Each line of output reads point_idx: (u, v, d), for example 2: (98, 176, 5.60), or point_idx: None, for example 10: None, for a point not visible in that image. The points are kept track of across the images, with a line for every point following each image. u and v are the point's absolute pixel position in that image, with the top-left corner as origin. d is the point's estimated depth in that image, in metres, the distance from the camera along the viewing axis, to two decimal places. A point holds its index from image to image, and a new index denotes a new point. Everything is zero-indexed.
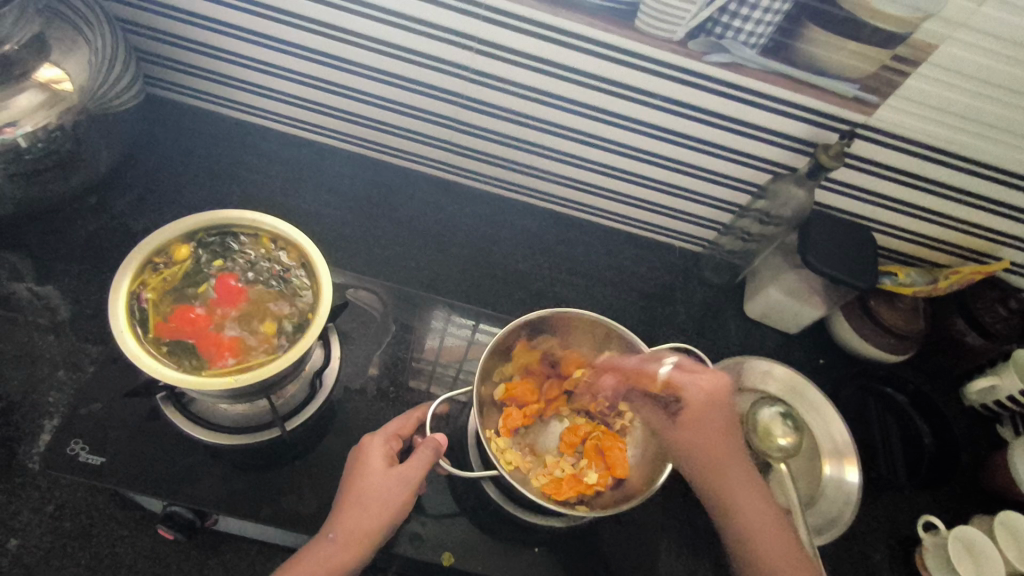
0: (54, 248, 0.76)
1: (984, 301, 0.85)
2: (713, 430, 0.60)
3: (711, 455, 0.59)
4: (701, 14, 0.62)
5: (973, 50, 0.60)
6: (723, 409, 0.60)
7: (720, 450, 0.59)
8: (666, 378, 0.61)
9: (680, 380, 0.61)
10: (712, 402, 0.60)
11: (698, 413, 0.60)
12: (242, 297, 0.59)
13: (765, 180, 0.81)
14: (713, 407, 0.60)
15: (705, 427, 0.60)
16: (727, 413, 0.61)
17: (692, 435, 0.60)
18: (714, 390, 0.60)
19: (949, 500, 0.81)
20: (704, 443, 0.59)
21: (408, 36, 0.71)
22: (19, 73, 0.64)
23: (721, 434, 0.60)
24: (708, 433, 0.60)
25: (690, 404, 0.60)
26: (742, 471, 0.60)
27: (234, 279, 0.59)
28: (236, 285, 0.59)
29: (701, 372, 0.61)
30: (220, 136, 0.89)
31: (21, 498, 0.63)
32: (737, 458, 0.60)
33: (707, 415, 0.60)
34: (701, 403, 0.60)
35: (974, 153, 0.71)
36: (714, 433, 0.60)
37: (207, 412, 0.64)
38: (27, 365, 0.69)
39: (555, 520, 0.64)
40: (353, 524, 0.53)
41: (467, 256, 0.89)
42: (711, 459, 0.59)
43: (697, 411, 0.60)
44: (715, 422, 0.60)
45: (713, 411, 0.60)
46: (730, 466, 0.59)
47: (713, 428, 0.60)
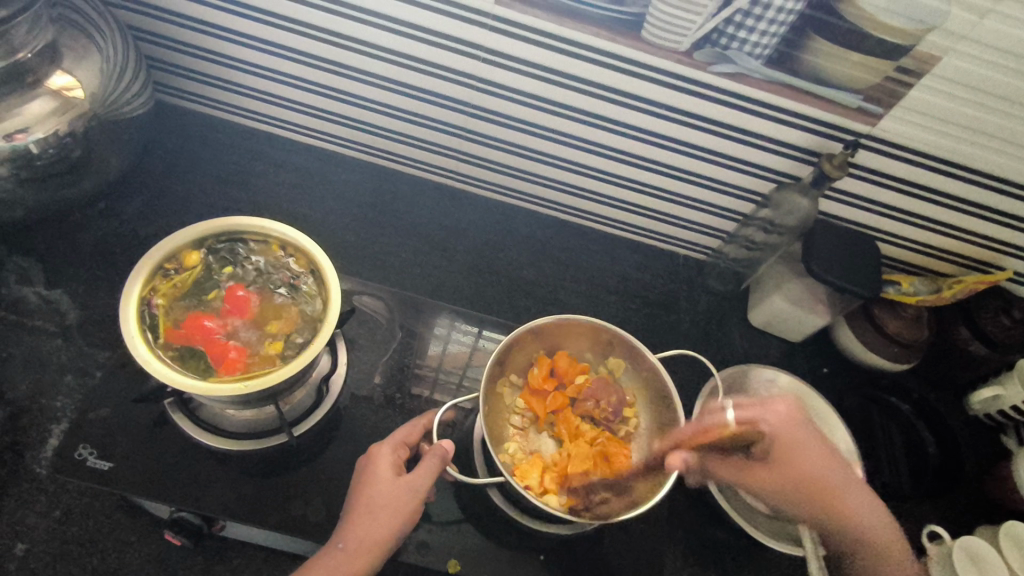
0: (62, 253, 0.77)
1: (987, 311, 0.85)
2: (810, 457, 0.56)
3: (819, 482, 0.56)
4: (707, 25, 0.62)
5: (976, 62, 0.61)
6: (807, 432, 0.57)
7: (824, 472, 0.56)
8: (738, 424, 0.55)
9: (754, 418, 0.56)
10: (794, 430, 0.56)
11: (791, 446, 0.55)
12: (251, 307, 0.59)
13: (769, 189, 0.82)
14: (798, 432, 0.56)
15: (805, 458, 0.56)
16: (811, 433, 0.57)
17: (794, 471, 0.55)
18: (790, 415, 0.56)
19: (954, 509, 0.81)
20: (807, 475, 0.56)
21: (416, 45, 0.72)
22: (32, 80, 0.64)
23: (822, 458, 0.56)
24: (807, 460, 0.56)
25: (781, 441, 0.55)
26: (843, 480, 0.58)
27: (243, 289, 0.60)
28: (245, 295, 0.59)
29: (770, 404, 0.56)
30: (228, 143, 0.90)
31: (28, 502, 0.63)
32: (837, 473, 0.57)
33: (798, 442, 0.56)
34: (789, 433, 0.56)
35: (977, 163, 0.72)
36: (813, 460, 0.56)
37: (214, 417, 0.64)
38: (34, 369, 0.69)
39: (559, 526, 0.64)
40: (361, 531, 0.53)
41: (472, 262, 0.89)
42: (821, 493, 0.56)
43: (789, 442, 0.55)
44: (808, 449, 0.56)
45: (800, 437, 0.56)
46: (838, 483, 0.57)
47: (808, 453, 0.56)
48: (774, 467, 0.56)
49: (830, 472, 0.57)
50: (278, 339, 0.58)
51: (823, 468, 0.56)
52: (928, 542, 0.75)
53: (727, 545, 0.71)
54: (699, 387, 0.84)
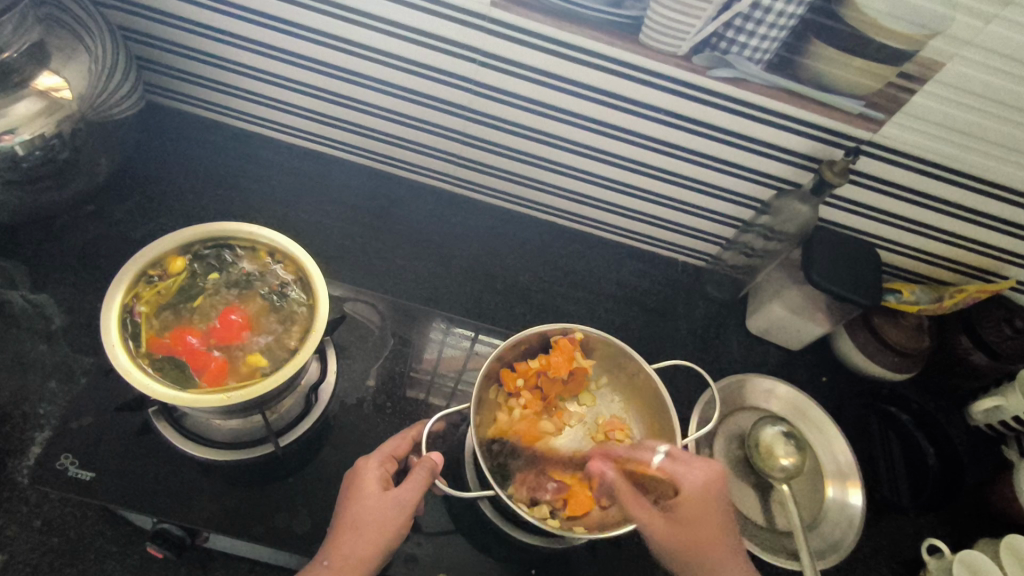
0: (50, 255, 0.76)
1: (988, 320, 0.83)
2: (709, 520, 0.57)
3: (704, 554, 0.57)
4: (705, 29, 0.61)
5: (980, 68, 0.59)
6: (720, 501, 0.58)
7: (709, 541, 0.57)
8: (661, 467, 0.59)
9: (672, 471, 0.58)
10: (709, 494, 0.57)
11: (693, 509, 0.57)
12: (242, 331, 0.57)
13: (768, 196, 0.81)
14: (711, 499, 0.58)
15: (703, 526, 0.57)
16: (724, 508, 0.58)
17: (682, 532, 0.57)
18: (709, 486, 0.58)
19: (954, 522, 0.80)
20: (690, 539, 0.57)
21: (412, 48, 0.71)
22: (18, 80, 0.63)
23: (719, 531, 0.58)
24: (700, 529, 0.57)
25: (686, 499, 0.57)
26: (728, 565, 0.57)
27: (237, 312, 0.58)
28: (237, 318, 0.58)
29: (696, 464, 0.59)
30: (221, 145, 0.88)
31: (9, 512, 0.62)
32: (726, 553, 0.58)
33: (704, 509, 0.57)
34: (697, 498, 0.57)
35: (981, 171, 0.70)
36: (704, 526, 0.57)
37: (199, 426, 0.63)
38: (19, 374, 0.68)
39: (555, 541, 0.63)
40: (348, 549, 0.52)
41: (467, 268, 0.88)
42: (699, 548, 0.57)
43: (699, 500, 0.57)
44: (713, 518, 0.58)
45: (708, 503, 0.57)
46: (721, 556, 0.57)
47: (700, 521, 0.57)
48: (674, 525, 0.57)
49: (717, 545, 0.57)
50: (263, 361, 0.56)
51: (708, 538, 0.57)
52: (929, 557, 0.74)
53: None
54: (696, 396, 0.82)
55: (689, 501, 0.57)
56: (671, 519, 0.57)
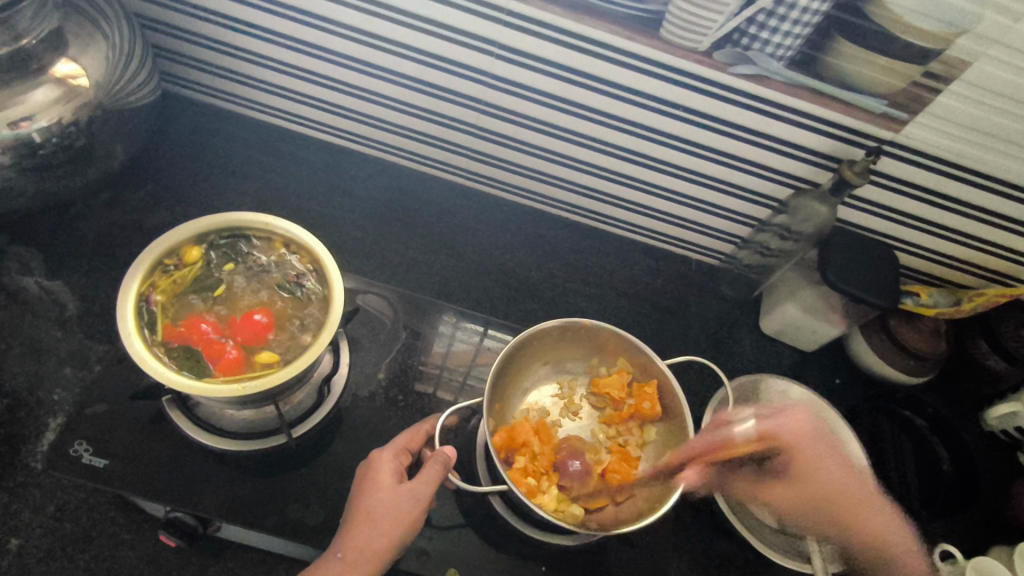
0: (64, 243, 0.76)
1: (1008, 325, 0.82)
2: (826, 473, 0.60)
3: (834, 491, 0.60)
4: (727, 24, 0.61)
5: (1006, 68, 0.58)
6: (827, 445, 0.60)
7: (848, 488, 0.61)
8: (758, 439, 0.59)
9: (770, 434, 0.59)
10: (819, 435, 0.60)
11: (810, 458, 0.59)
12: (265, 331, 0.56)
13: (786, 194, 0.80)
14: (826, 445, 0.60)
15: (823, 467, 0.60)
16: (825, 441, 0.61)
17: (808, 484, 0.60)
18: (803, 425, 0.60)
19: (968, 528, 0.79)
20: (826, 490, 0.60)
21: (431, 41, 0.70)
22: (37, 66, 0.63)
23: (846, 477, 0.60)
24: (827, 477, 0.60)
25: (801, 454, 0.59)
26: (865, 496, 0.62)
27: (262, 313, 0.57)
28: (261, 318, 0.57)
29: (788, 415, 0.60)
30: (235, 135, 0.88)
31: (23, 497, 0.62)
32: (859, 492, 0.61)
33: (826, 452, 0.60)
34: (801, 443, 0.59)
35: (1003, 172, 0.69)
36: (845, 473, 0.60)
37: (212, 416, 0.63)
38: (33, 360, 0.68)
39: (565, 538, 0.62)
40: (361, 541, 0.52)
41: (479, 263, 0.87)
42: (846, 505, 0.60)
43: (809, 452, 0.60)
44: (827, 467, 0.60)
45: (819, 448, 0.60)
46: (858, 501, 0.61)
47: (835, 465, 0.60)
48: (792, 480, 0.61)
49: (856, 487, 0.61)
50: (275, 361, 0.55)
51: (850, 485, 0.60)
52: (942, 562, 0.73)
53: (734, 559, 0.69)
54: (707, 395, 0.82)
55: (804, 456, 0.59)
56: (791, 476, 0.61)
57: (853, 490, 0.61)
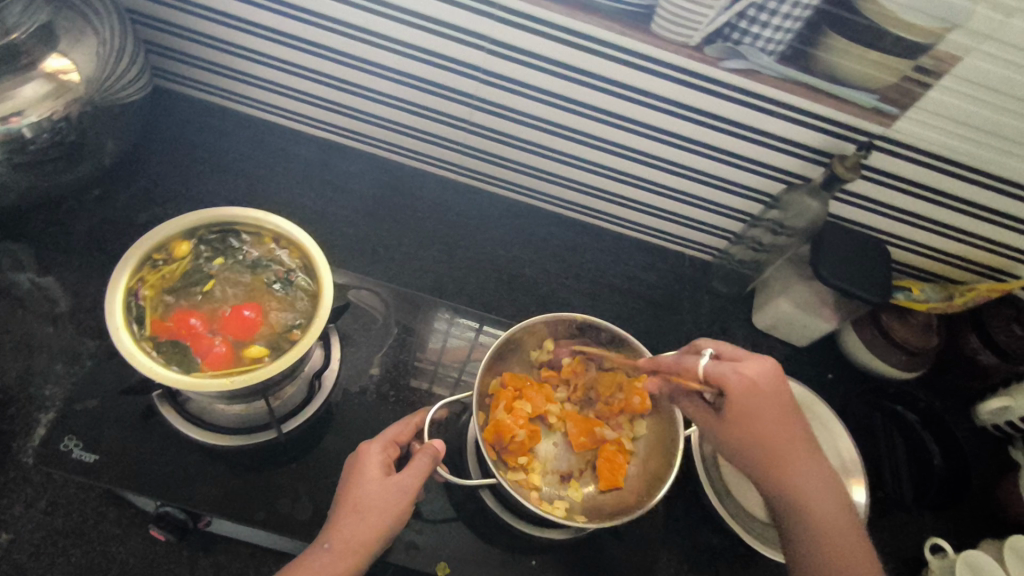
0: (56, 238, 0.76)
1: (999, 319, 0.82)
2: (766, 423, 0.55)
3: (770, 444, 0.55)
4: (717, 19, 0.60)
5: (997, 62, 0.58)
6: (775, 396, 0.55)
7: (782, 441, 0.55)
8: (706, 370, 0.57)
9: (719, 372, 0.56)
10: (763, 387, 0.55)
11: (751, 404, 0.55)
12: (254, 327, 0.57)
13: (779, 190, 0.80)
14: (767, 394, 0.55)
15: (759, 417, 0.55)
16: (780, 400, 0.56)
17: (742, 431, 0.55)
18: (760, 378, 0.55)
19: (958, 522, 0.79)
20: (759, 438, 0.55)
21: (423, 36, 0.70)
22: (27, 61, 0.63)
23: (782, 428, 0.55)
24: (764, 426, 0.55)
25: (736, 400, 0.55)
26: (799, 454, 0.56)
27: (251, 309, 0.57)
28: (250, 314, 0.57)
29: (743, 362, 0.56)
30: (228, 131, 0.88)
31: (14, 492, 0.62)
32: (797, 448, 0.56)
33: (764, 402, 0.55)
34: (750, 394, 0.55)
35: (995, 167, 0.69)
36: (775, 422, 0.55)
37: (204, 411, 0.63)
38: (25, 357, 0.68)
39: (555, 532, 0.63)
40: (348, 534, 0.52)
41: (473, 259, 0.87)
42: (766, 455, 0.55)
43: (748, 398, 0.55)
44: (769, 416, 0.55)
45: (761, 398, 0.55)
46: (789, 454, 0.55)
47: (774, 416, 0.55)
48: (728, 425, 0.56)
49: (790, 441, 0.56)
50: (264, 355, 0.55)
51: (781, 438, 0.55)
52: (931, 556, 0.73)
53: (724, 552, 0.69)
54: None
55: (741, 402, 0.55)
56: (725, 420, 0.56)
57: (790, 449, 0.56)
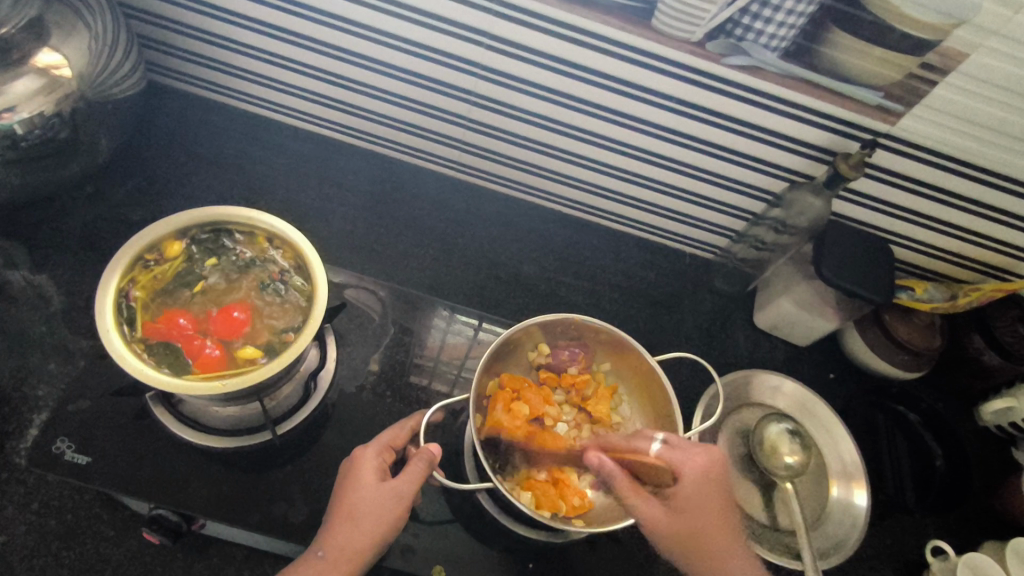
0: (50, 236, 0.75)
1: (1003, 320, 0.80)
2: (706, 512, 0.56)
3: (707, 545, 0.55)
4: (720, 15, 0.59)
5: (1005, 59, 0.57)
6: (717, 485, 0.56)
7: (714, 533, 0.56)
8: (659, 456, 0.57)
9: (671, 457, 0.56)
10: (709, 475, 0.56)
11: (689, 494, 0.56)
12: (243, 328, 0.56)
13: (781, 188, 0.79)
14: (711, 482, 0.56)
15: (697, 503, 0.56)
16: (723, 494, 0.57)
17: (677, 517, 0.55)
18: (709, 467, 0.56)
19: (960, 524, 0.79)
20: (689, 527, 0.55)
21: (421, 31, 0.69)
22: (17, 57, 0.62)
23: (719, 519, 0.56)
24: (702, 515, 0.55)
25: (682, 487, 0.56)
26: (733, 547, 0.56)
27: (240, 310, 0.57)
28: (240, 316, 0.57)
29: (693, 449, 0.57)
30: (223, 126, 0.87)
31: (6, 494, 0.62)
32: (730, 544, 0.56)
33: (708, 490, 0.56)
34: (697, 483, 0.56)
35: (1001, 165, 0.68)
36: (709, 514, 0.55)
37: (198, 413, 0.62)
38: (18, 356, 0.67)
39: (551, 534, 0.62)
40: (343, 540, 0.51)
41: (472, 257, 0.86)
42: (696, 544, 0.55)
43: (694, 487, 0.56)
44: (711, 503, 0.56)
45: (705, 487, 0.56)
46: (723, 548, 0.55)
47: (704, 508, 0.56)
48: (672, 511, 0.56)
49: (722, 536, 0.56)
50: (258, 357, 0.54)
51: (715, 529, 0.55)
52: (932, 558, 0.73)
53: None
54: (700, 390, 0.81)
55: (682, 489, 0.56)
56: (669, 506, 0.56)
57: (719, 542, 0.55)
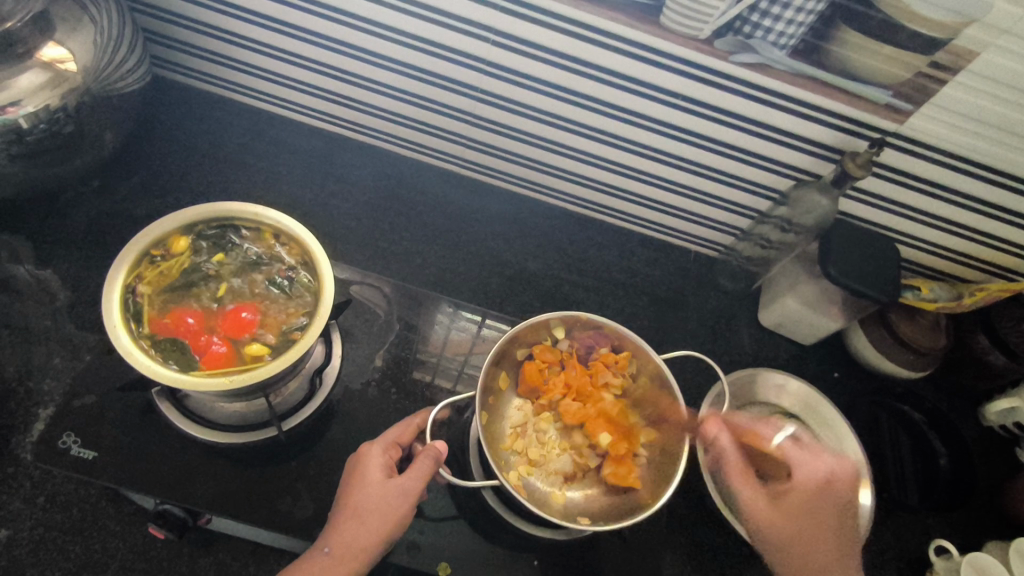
0: (54, 230, 0.75)
1: (1009, 319, 0.80)
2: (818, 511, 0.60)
3: (807, 532, 0.59)
4: (728, 12, 0.59)
5: (1015, 58, 0.57)
6: (839, 493, 0.61)
7: (817, 529, 0.59)
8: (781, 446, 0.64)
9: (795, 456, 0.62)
10: (826, 483, 0.61)
11: (805, 496, 0.60)
12: (251, 329, 0.56)
13: (787, 186, 0.78)
14: (827, 489, 0.61)
15: (814, 502, 0.60)
16: (840, 501, 0.61)
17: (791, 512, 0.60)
18: (833, 475, 0.61)
19: (964, 523, 0.79)
20: (799, 519, 0.59)
21: (427, 26, 0.69)
22: (22, 51, 0.61)
23: (826, 527, 0.59)
24: (810, 515, 0.59)
25: (799, 481, 0.61)
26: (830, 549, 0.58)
27: (249, 311, 0.56)
28: (248, 316, 0.56)
29: (821, 456, 0.62)
30: (228, 121, 0.87)
31: (13, 488, 0.62)
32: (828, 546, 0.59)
33: (821, 494, 0.60)
34: (815, 484, 0.61)
35: (1008, 165, 0.68)
36: (816, 509, 0.60)
37: (203, 408, 0.62)
38: (24, 350, 0.68)
39: (556, 533, 0.62)
40: (348, 538, 0.51)
41: (475, 254, 0.86)
42: (801, 533, 0.59)
43: (813, 488, 0.61)
44: (822, 508, 0.60)
45: (820, 490, 0.61)
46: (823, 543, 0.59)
47: (813, 505, 0.60)
48: (782, 506, 0.60)
49: (824, 537, 0.59)
50: (265, 354, 0.54)
51: (818, 525, 0.59)
52: (936, 557, 0.73)
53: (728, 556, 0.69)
54: (704, 388, 0.81)
55: (801, 488, 0.61)
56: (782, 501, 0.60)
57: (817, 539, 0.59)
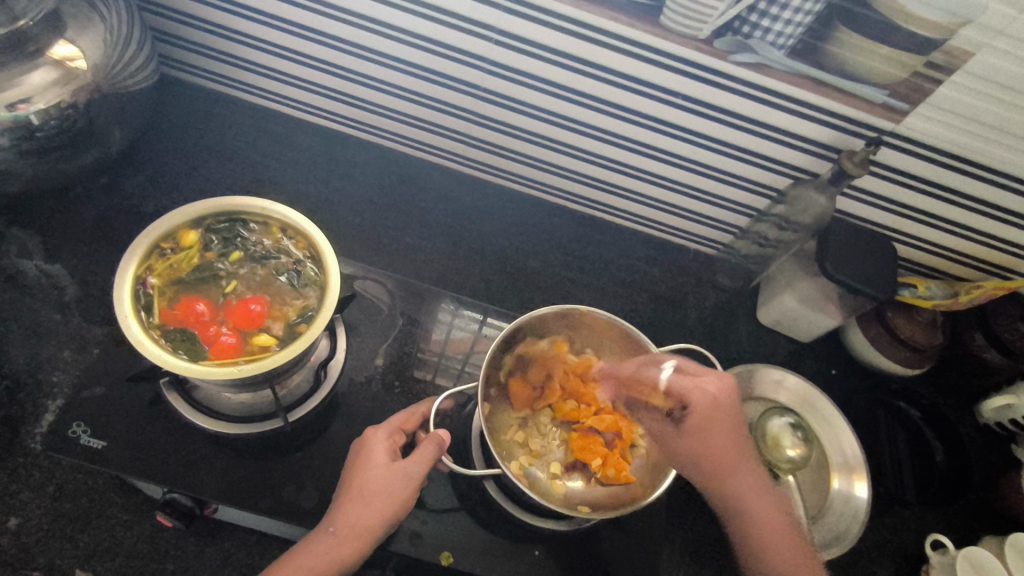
0: (63, 226, 0.76)
1: (1004, 318, 0.81)
2: (722, 435, 0.60)
3: (716, 461, 0.60)
4: (727, 12, 0.60)
5: (1009, 59, 0.58)
6: (732, 411, 0.61)
7: (727, 454, 0.60)
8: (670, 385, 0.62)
9: (684, 388, 0.61)
10: (717, 405, 0.61)
11: (707, 424, 0.60)
12: (258, 319, 0.57)
13: (785, 185, 0.79)
14: (721, 410, 0.61)
15: (716, 432, 0.60)
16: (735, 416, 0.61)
17: (697, 442, 0.60)
18: (720, 396, 0.61)
19: (959, 518, 0.80)
20: (707, 448, 0.60)
21: (430, 26, 0.70)
22: (33, 48, 0.62)
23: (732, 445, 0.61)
24: (717, 440, 0.60)
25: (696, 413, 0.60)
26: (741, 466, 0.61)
27: (257, 302, 0.58)
28: (256, 307, 0.57)
29: (706, 379, 0.62)
30: (234, 120, 0.88)
31: (23, 478, 0.63)
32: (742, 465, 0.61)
33: (717, 417, 0.60)
34: (709, 410, 0.60)
35: (1003, 164, 0.69)
36: (720, 435, 0.60)
37: (209, 399, 0.63)
38: (34, 344, 0.69)
39: (557, 522, 0.64)
40: (354, 518, 0.52)
41: (477, 251, 0.87)
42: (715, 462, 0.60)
43: (708, 414, 0.60)
44: (723, 429, 0.61)
45: (717, 414, 0.60)
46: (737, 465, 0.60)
47: (717, 430, 0.60)
48: (688, 437, 0.61)
49: (735, 459, 0.61)
50: (273, 345, 0.55)
51: (727, 448, 0.60)
52: (931, 551, 0.74)
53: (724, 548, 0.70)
54: None
55: (699, 418, 0.60)
56: (684, 433, 0.61)
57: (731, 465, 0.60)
